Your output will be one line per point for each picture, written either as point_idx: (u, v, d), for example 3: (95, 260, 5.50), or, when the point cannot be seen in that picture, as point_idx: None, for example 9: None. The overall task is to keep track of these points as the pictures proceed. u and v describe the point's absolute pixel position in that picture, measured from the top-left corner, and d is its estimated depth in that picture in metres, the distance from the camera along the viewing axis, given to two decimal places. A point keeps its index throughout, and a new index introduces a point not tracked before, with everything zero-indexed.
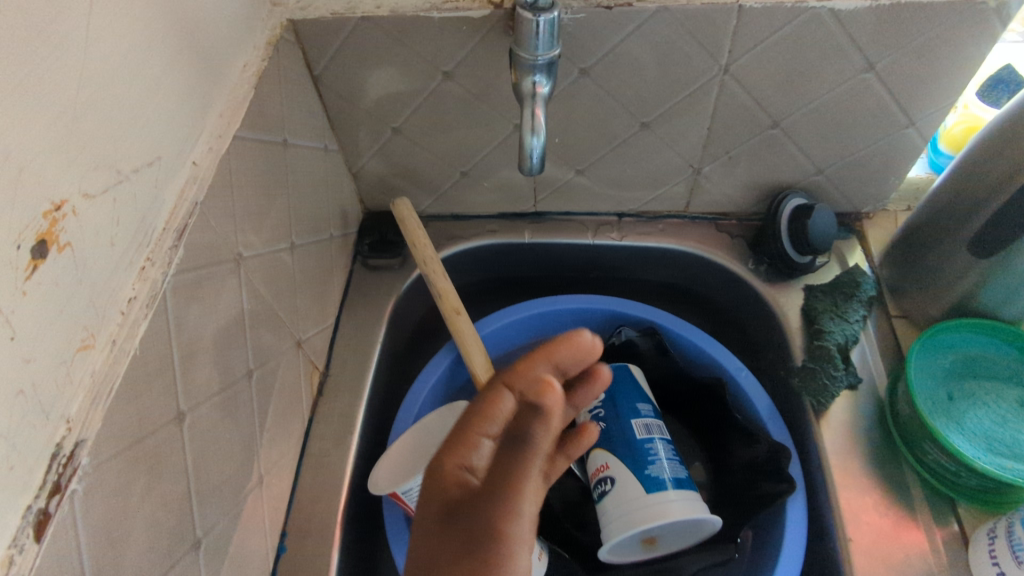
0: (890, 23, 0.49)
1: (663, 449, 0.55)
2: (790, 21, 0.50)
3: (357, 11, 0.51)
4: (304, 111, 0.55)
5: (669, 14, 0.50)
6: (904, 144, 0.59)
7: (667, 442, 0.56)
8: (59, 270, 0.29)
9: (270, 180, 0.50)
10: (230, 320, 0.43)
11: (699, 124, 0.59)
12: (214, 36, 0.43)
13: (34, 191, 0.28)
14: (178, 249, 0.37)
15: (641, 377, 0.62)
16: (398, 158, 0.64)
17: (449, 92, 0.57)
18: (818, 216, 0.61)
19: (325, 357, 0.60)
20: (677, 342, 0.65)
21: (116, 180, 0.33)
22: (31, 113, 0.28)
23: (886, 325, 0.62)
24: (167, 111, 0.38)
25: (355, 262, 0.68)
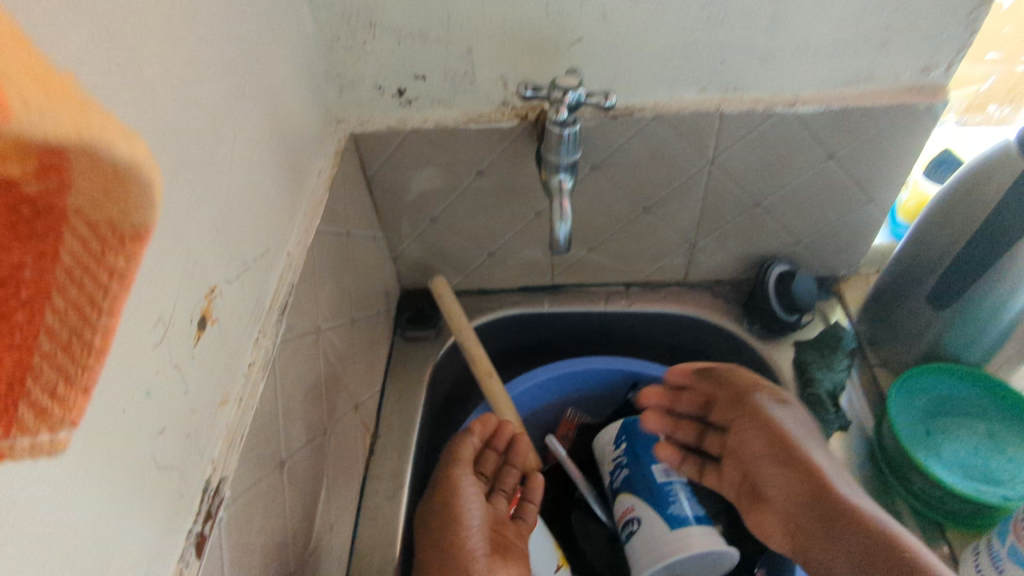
0: (843, 121, 0.61)
1: (683, 491, 0.61)
2: (762, 123, 0.61)
3: (407, 125, 0.62)
4: (360, 206, 0.65)
5: (663, 120, 0.61)
6: (868, 217, 0.70)
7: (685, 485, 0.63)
8: (212, 339, 0.38)
9: (337, 265, 0.59)
10: (312, 384, 0.51)
11: (693, 207, 0.70)
12: (298, 151, 0.53)
13: (199, 278, 0.37)
14: (281, 323, 0.46)
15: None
16: (434, 242, 0.74)
17: (481, 187, 0.67)
18: (800, 282, 0.72)
19: (374, 420, 0.67)
20: None
21: (242, 268, 0.42)
22: (199, 220, 0.37)
23: (868, 373, 0.70)
24: (271, 212, 0.47)
25: (395, 334, 0.76)
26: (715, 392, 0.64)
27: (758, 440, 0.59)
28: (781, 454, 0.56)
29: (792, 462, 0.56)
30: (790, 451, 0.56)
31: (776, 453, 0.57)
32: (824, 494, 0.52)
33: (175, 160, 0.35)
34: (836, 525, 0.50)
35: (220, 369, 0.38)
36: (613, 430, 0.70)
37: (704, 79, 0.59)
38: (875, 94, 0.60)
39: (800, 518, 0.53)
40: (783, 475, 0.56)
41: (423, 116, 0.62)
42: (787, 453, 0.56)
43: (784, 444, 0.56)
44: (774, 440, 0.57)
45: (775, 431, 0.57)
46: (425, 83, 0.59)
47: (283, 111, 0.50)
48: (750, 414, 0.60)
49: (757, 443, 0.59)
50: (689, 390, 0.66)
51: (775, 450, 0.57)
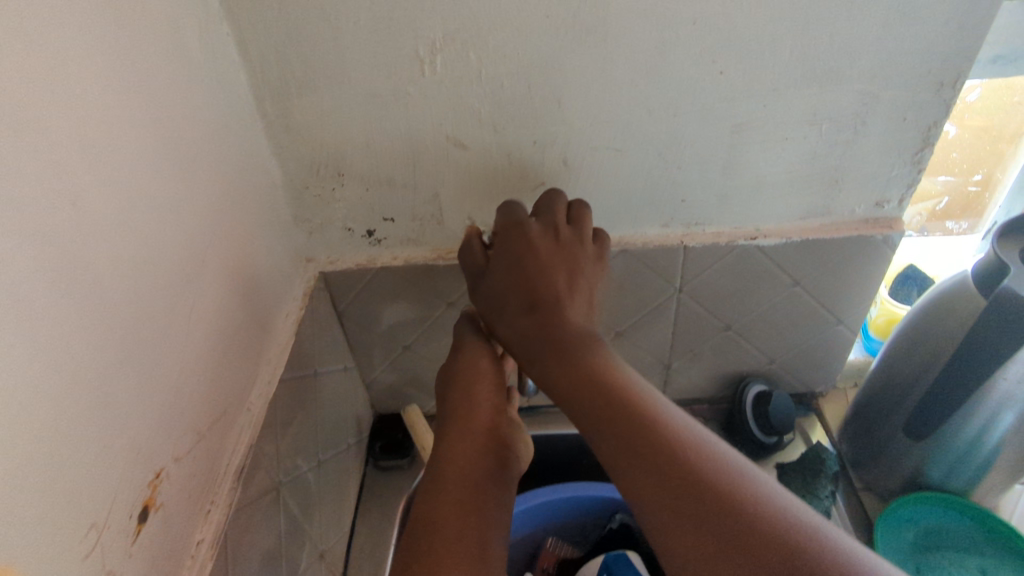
0: (803, 251, 0.62)
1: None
2: (725, 254, 0.62)
3: (376, 262, 0.62)
4: (330, 342, 0.65)
5: (629, 254, 0.62)
6: (839, 337, 0.70)
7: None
8: (154, 529, 0.36)
9: (303, 408, 0.58)
10: (270, 545, 0.49)
11: (664, 331, 0.70)
12: (262, 300, 0.53)
13: (144, 465, 0.36)
14: (236, 490, 0.44)
15: (639, 562, 0.66)
16: (408, 370, 0.73)
17: (452, 317, 0.67)
18: (777, 403, 0.71)
19: (342, 564, 0.64)
20: None
21: (195, 440, 0.41)
22: (145, 405, 0.36)
23: (853, 497, 0.68)
24: (231, 373, 0.47)
25: (368, 464, 0.74)
26: (493, 297, 0.54)
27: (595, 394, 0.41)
28: (634, 431, 0.38)
29: (621, 430, 0.38)
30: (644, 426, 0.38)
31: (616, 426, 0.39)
32: (713, 493, 0.33)
33: (123, 352, 0.34)
34: (693, 511, 0.32)
35: (161, 559, 0.37)
36: (593, 567, 0.67)
37: (666, 216, 0.61)
38: (833, 226, 0.61)
39: (656, 480, 0.34)
40: (617, 434, 0.38)
41: (392, 253, 0.63)
42: (615, 413, 0.39)
43: (638, 415, 0.38)
44: (614, 408, 0.40)
45: (625, 412, 0.39)
46: (394, 224, 0.60)
47: (248, 264, 0.51)
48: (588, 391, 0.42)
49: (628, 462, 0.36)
50: (483, 287, 0.55)
51: (635, 447, 0.37)
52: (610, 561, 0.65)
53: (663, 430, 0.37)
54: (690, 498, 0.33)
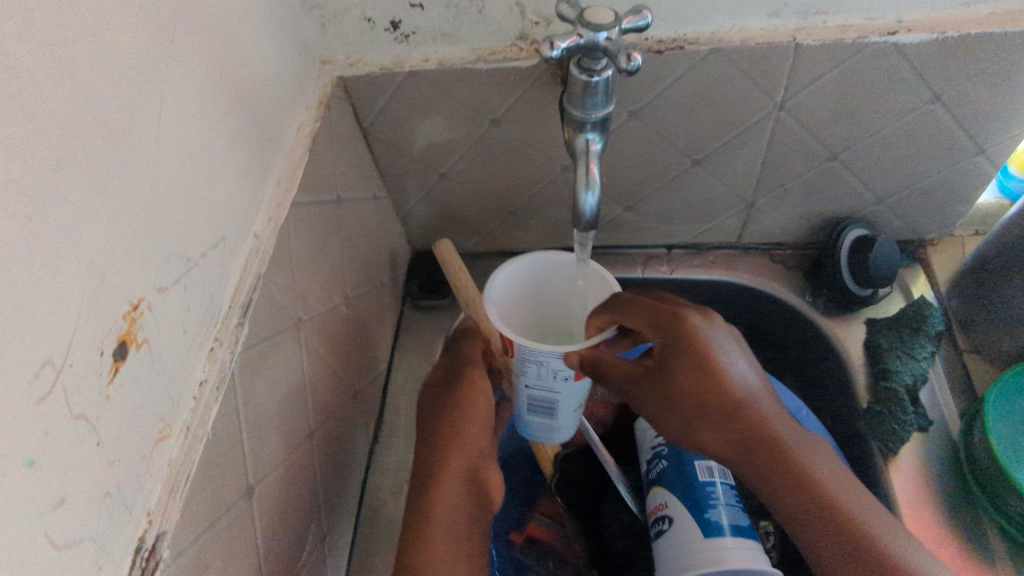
0: (955, 55, 0.47)
1: (726, 494, 0.52)
2: (851, 57, 0.48)
3: (404, 66, 0.51)
4: (354, 166, 0.56)
5: (723, 56, 0.48)
6: (974, 172, 0.57)
7: (731, 490, 0.53)
8: (138, 370, 0.30)
9: (325, 240, 0.50)
10: (292, 384, 0.44)
11: (753, 159, 0.57)
12: (266, 103, 0.43)
13: (115, 295, 0.29)
14: (243, 326, 0.38)
15: None
16: (445, 201, 0.64)
17: (497, 138, 0.56)
18: (880, 248, 0.59)
19: (379, 404, 0.61)
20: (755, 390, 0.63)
21: (186, 268, 0.34)
22: (107, 219, 0.29)
23: (955, 359, 0.59)
24: (228, 193, 0.39)
25: (405, 302, 0.69)
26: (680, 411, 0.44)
27: (723, 418, 0.42)
28: (736, 440, 0.42)
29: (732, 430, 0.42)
30: (734, 423, 0.42)
31: (727, 451, 0.43)
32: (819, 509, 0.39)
33: (61, 150, 0.26)
34: (842, 545, 0.38)
35: (152, 402, 0.31)
36: None
37: (779, 1, 0.46)
38: (1007, 16, 0.45)
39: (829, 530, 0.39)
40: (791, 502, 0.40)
41: (423, 53, 0.51)
42: (722, 424, 0.42)
43: (724, 391, 0.42)
44: (708, 400, 0.42)
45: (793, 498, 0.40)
46: (423, 13, 0.48)
47: (242, 58, 0.40)
48: (696, 387, 0.42)
49: (676, 426, 0.44)
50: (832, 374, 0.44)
51: (738, 451, 0.42)
52: None
53: (762, 406, 0.42)
54: (841, 544, 0.38)
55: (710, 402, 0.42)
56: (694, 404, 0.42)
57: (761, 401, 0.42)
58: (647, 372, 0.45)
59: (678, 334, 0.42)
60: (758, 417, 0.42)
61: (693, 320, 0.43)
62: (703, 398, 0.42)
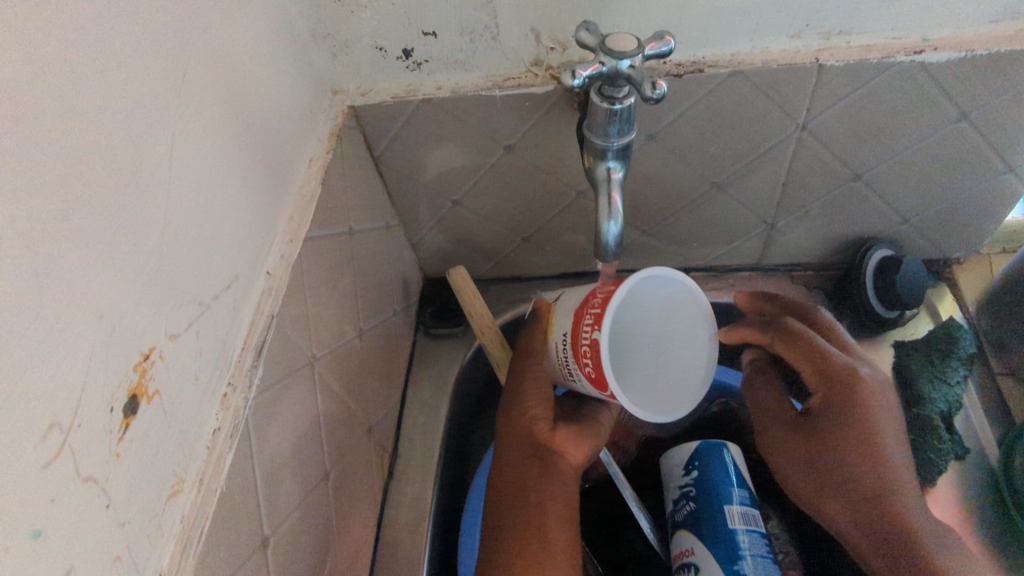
0: (984, 72, 0.46)
1: (755, 544, 0.50)
2: (876, 76, 0.46)
3: (417, 94, 0.50)
4: (366, 195, 0.54)
5: (744, 78, 0.47)
6: (1002, 190, 0.55)
7: (762, 540, 0.51)
8: (149, 423, 0.29)
9: (338, 273, 0.49)
10: (306, 425, 0.43)
11: (774, 181, 0.56)
12: (277, 136, 0.42)
13: (124, 346, 0.28)
14: (257, 369, 0.37)
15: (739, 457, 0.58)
16: (458, 227, 0.63)
17: (511, 164, 0.55)
18: (907, 269, 0.57)
19: (393, 438, 0.59)
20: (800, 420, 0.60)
21: (198, 312, 0.33)
22: (116, 267, 0.27)
23: (989, 382, 0.57)
24: (240, 230, 0.37)
25: (418, 331, 0.67)
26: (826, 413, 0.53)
27: (845, 432, 0.52)
28: (868, 467, 0.51)
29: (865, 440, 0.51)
30: (878, 467, 0.51)
31: (849, 459, 0.51)
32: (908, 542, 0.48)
33: (66, 199, 0.25)
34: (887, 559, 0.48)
35: (164, 456, 0.30)
36: (685, 451, 0.59)
37: (802, 22, 0.45)
38: None
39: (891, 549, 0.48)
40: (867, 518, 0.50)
41: (436, 81, 0.50)
42: (872, 462, 0.51)
43: (866, 435, 0.51)
44: (869, 436, 0.51)
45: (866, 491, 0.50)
46: (437, 41, 0.47)
47: (253, 91, 0.39)
48: (854, 423, 0.52)
49: (793, 468, 0.55)
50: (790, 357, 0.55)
51: (830, 468, 0.52)
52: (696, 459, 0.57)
53: (881, 429, 0.51)
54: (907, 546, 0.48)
55: (867, 445, 0.51)
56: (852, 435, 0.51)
57: (837, 424, 0.52)
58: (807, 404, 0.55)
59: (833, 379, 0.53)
60: (855, 435, 0.51)
61: (860, 369, 0.53)
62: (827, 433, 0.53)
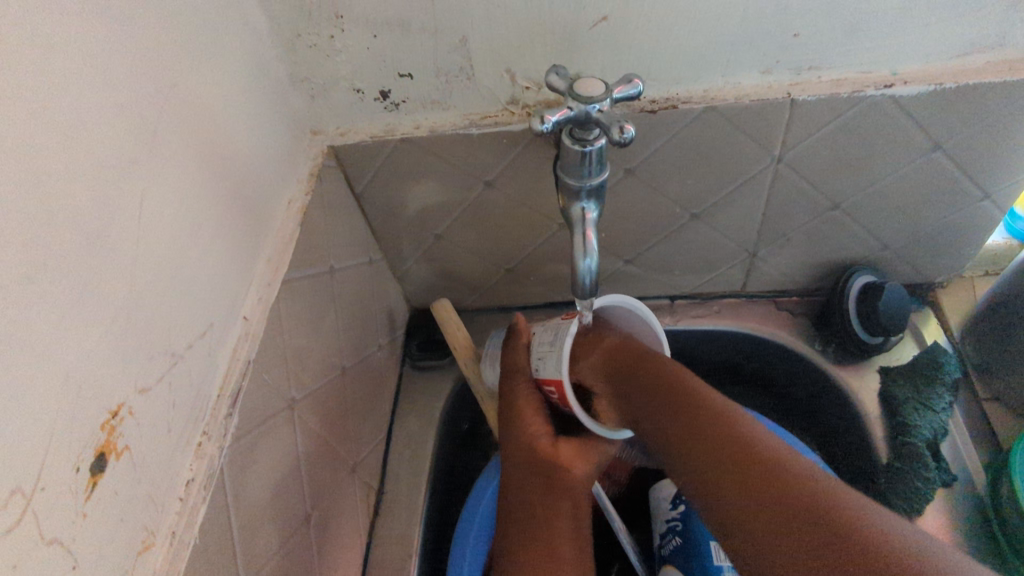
0: (954, 103, 0.46)
1: None
2: (848, 109, 0.47)
3: (396, 133, 0.50)
4: (347, 232, 0.55)
5: (716, 113, 0.47)
6: (980, 216, 0.55)
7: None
8: (118, 481, 0.29)
9: (318, 313, 0.49)
10: (286, 468, 0.43)
11: (753, 211, 0.56)
12: (254, 179, 0.43)
13: (91, 406, 0.28)
14: (233, 417, 0.37)
15: None
16: (442, 261, 0.63)
17: (492, 199, 0.56)
18: (889, 295, 0.57)
19: (379, 475, 0.59)
20: None
21: (171, 363, 0.33)
22: (85, 325, 0.28)
23: (975, 407, 0.57)
24: (215, 277, 0.38)
25: (405, 363, 0.67)
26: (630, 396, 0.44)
27: (663, 398, 0.40)
28: (719, 447, 0.36)
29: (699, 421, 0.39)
30: (722, 450, 0.36)
31: (670, 432, 0.38)
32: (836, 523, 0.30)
33: (33, 264, 0.25)
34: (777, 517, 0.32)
35: (134, 512, 0.30)
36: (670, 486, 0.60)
37: (772, 58, 0.45)
38: (1004, 64, 0.45)
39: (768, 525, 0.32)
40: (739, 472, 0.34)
41: (414, 120, 0.50)
42: (705, 425, 0.37)
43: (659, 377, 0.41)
44: (658, 390, 0.41)
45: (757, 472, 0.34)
46: (413, 82, 0.48)
47: (229, 139, 0.40)
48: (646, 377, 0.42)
49: (697, 464, 0.36)
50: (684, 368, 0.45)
51: (686, 422, 0.38)
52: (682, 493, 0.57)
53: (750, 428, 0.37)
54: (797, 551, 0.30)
55: (666, 391, 0.40)
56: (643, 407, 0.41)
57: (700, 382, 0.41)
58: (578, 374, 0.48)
59: (636, 360, 0.44)
60: (712, 413, 0.38)
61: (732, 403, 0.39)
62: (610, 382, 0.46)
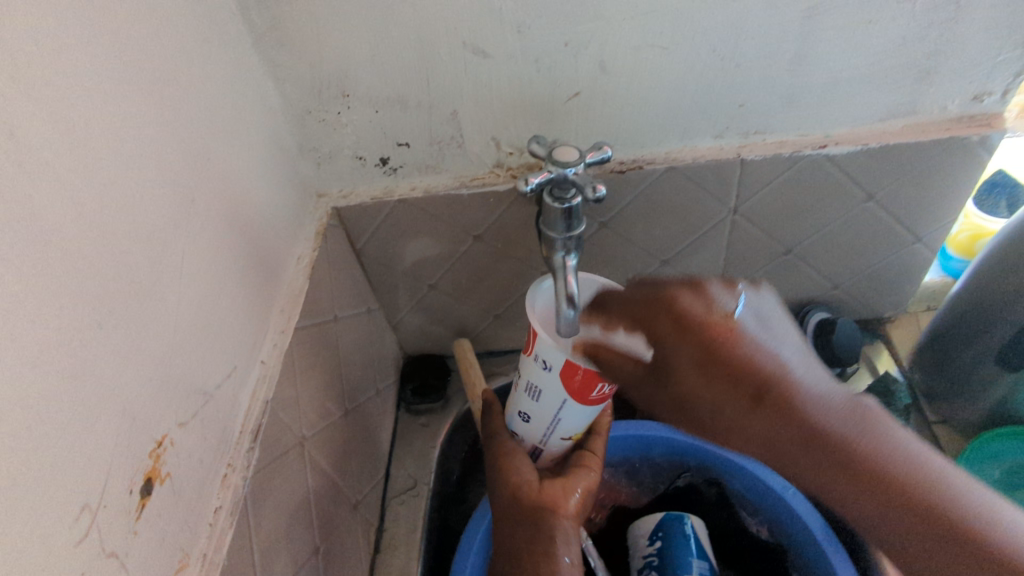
0: (882, 159, 0.53)
1: None
2: (790, 167, 0.54)
3: (393, 194, 0.56)
4: (349, 285, 0.60)
5: (678, 172, 0.54)
6: (915, 256, 0.62)
7: None
8: (161, 504, 0.33)
9: (324, 359, 0.53)
10: (298, 501, 0.46)
11: (716, 257, 0.62)
12: (269, 236, 0.48)
13: (141, 437, 0.32)
14: (254, 451, 0.41)
15: (701, 529, 0.61)
16: (435, 310, 0.68)
17: (480, 252, 0.61)
18: (841, 330, 0.64)
19: (379, 513, 0.62)
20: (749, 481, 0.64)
21: (203, 401, 0.37)
22: (136, 365, 0.32)
23: (925, 431, 0.64)
24: (238, 325, 0.42)
25: (400, 408, 0.71)
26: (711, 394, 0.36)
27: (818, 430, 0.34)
28: (873, 490, 0.35)
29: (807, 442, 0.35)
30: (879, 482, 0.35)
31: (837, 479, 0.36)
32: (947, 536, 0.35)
33: (100, 309, 0.30)
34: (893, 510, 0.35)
35: (172, 533, 0.33)
36: (649, 522, 0.63)
37: (721, 125, 0.52)
38: (917, 127, 0.52)
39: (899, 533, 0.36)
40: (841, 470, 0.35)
41: (410, 183, 0.56)
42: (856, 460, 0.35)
43: (751, 370, 0.35)
44: (812, 439, 0.34)
45: (868, 473, 0.35)
46: (410, 150, 0.54)
47: (247, 201, 0.45)
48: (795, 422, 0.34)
49: (810, 466, 0.36)
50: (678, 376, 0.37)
51: (830, 453, 0.35)
52: (660, 530, 0.61)
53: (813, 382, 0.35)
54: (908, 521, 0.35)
55: (816, 424, 0.34)
56: (693, 381, 0.36)
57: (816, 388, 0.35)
58: (678, 385, 0.37)
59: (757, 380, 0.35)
60: (851, 441, 0.35)
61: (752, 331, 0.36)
62: (700, 387, 0.36)
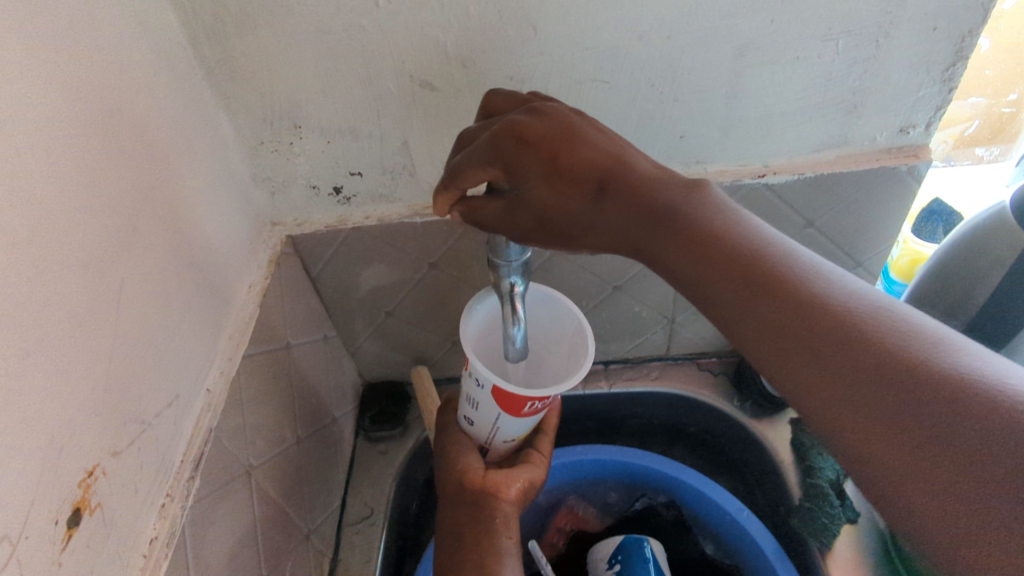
0: (818, 187, 0.56)
1: None
2: (732, 196, 0.56)
3: (347, 223, 0.57)
4: (304, 312, 0.60)
5: None
6: (857, 280, 0.65)
7: None
8: (90, 535, 0.32)
9: (276, 387, 0.53)
10: (243, 531, 0.46)
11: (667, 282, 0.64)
12: (218, 264, 0.48)
13: (70, 468, 0.31)
14: (195, 480, 0.41)
15: (660, 552, 0.62)
16: (393, 337, 0.69)
17: (435, 279, 0.62)
18: None
19: (333, 543, 0.61)
20: (706, 504, 0.65)
21: (141, 430, 0.37)
22: (67, 397, 0.32)
23: None
24: (182, 353, 0.42)
25: (358, 436, 0.70)
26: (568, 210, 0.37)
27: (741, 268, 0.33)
28: (812, 331, 0.30)
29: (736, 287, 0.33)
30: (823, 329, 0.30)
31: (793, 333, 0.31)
32: (916, 385, 0.27)
33: (31, 340, 0.30)
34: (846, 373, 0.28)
35: (102, 564, 0.33)
36: (607, 545, 0.63)
37: (665, 155, 0.54)
38: (850, 158, 0.55)
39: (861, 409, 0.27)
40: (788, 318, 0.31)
41: (363, 212, 0.57)
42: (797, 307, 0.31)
43: (601, 152, 0.37)
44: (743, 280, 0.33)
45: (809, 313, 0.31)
46: (363, 179, 0.55)
47: (196, 228, 0.45)
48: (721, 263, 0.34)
49: (768, 319, 0.31)
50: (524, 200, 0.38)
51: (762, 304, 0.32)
52: (619, 554, 0.61)
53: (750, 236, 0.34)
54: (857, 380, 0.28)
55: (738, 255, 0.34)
56: (543, 185, 0.36)
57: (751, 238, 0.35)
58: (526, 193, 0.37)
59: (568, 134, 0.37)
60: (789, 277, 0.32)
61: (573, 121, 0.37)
62: (554, 192, 0.37)
